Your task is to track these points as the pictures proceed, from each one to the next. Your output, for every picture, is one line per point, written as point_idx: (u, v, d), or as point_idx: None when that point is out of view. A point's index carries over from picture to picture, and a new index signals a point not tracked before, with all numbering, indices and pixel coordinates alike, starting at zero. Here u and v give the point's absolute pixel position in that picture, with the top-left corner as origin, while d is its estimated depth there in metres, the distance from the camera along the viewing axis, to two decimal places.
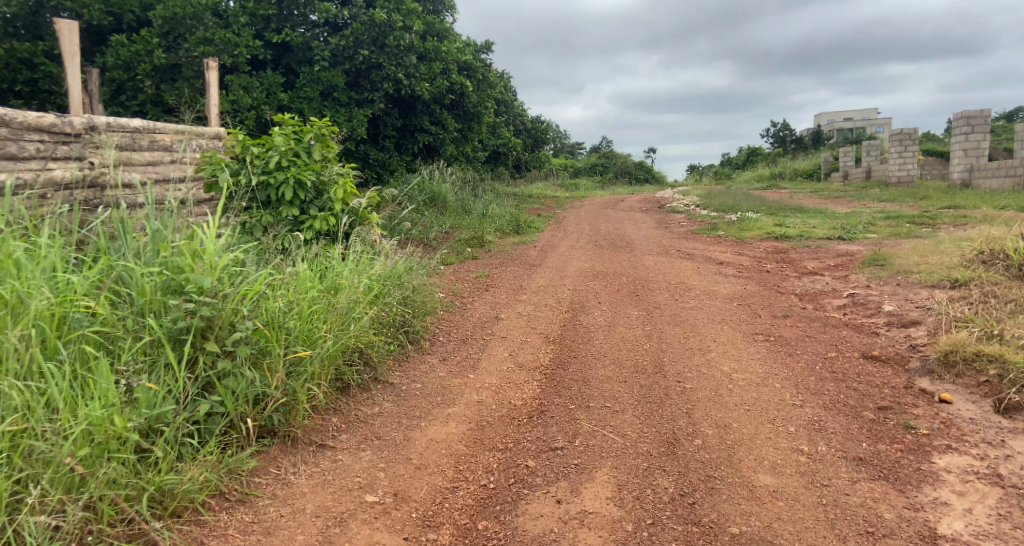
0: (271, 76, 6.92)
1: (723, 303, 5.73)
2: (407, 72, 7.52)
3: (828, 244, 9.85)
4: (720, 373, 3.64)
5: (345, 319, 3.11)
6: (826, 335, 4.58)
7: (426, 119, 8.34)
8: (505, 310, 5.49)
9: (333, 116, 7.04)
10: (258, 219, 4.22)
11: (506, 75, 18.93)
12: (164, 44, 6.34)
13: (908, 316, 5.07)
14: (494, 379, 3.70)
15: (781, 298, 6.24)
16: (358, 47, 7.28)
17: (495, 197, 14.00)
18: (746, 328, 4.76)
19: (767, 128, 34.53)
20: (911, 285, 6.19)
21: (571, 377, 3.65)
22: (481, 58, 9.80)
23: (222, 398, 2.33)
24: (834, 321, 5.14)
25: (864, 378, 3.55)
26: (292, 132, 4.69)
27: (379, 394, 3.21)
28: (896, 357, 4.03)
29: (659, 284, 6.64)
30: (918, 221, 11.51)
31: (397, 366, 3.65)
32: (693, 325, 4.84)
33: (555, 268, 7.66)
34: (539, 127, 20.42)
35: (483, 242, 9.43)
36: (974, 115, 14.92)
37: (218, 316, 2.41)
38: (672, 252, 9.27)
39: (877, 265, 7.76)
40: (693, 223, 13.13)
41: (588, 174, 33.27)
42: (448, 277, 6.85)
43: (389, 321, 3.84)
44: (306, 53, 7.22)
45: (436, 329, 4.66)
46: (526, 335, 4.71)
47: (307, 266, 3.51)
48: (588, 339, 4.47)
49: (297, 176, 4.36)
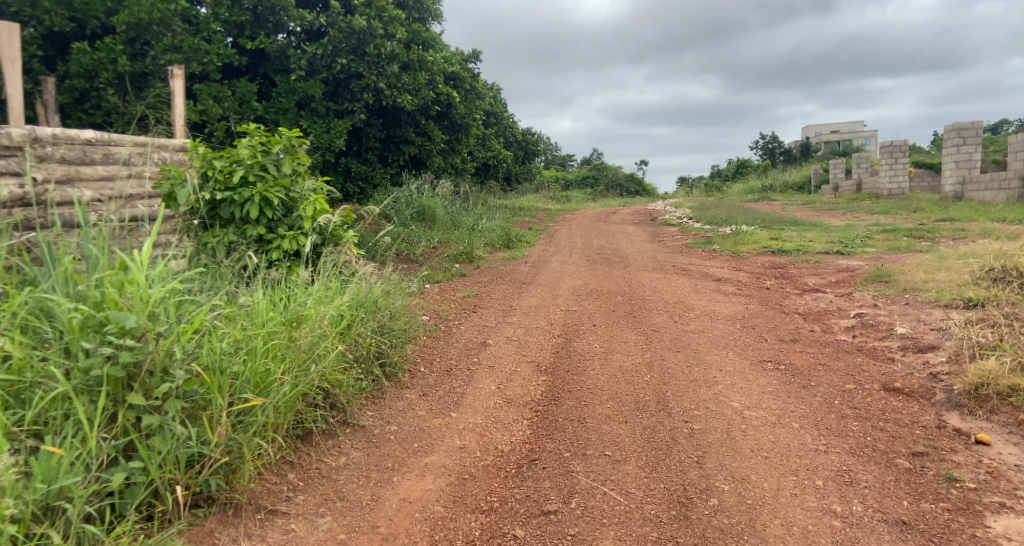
0: (244, 85, 6.60)
1: (725, 325, 5.37)
2: (389, 81, 7.18)
3: (827, 259, 9.55)
4: (730, 410, 3.28)
5: (308, 357, 2.73)
6: (839, 362, 4.24)
7: (411, 130, 7.99)
8: (493, 334, 5.12)
9: (309, 127, 6.80)
10: (219, 239, 3.96)
11: (496, 86, 18.68)
12: (129, 51, 5.99)
13: (924, 341, 4.73)
14: (479, 418, 3.32)
15: (785, 319, 5.90)
16: (335, 55, 6.88)
17: (484, 209, 13.67)
18: (751, 354, 4.42)
19: (757, 140, 34.56)
20: (922, 305, 5.86)
21: (565, 416, 3.28)
22: (468, 67, 9.50)
23: (143, 463, 1.95)
24: (845, 345, 4.80)
25: (891, 416, 3.20)
26: (260, 144, 4.38)
27: (347, 442, 2.83)
28: (920, 388, 3.68)
29: (657, 303, 6.28)
30: (914, 235, 11.27)
31: (370, 406, 3.27)
32: (696, 352, 4.48)
33: (546, 286, 7.32)
34: (529, 139, 20.13)
35: (472, 258, 9.08)
36: (966, 127, 14.80)
37: (147, 361, 2.03)
38: (667, 268, 8.95)
39: (881, 281, 7.47)
40: (686, 236, 12.82)
41: (579, 187, 33.06)
42: (433, 297, 6.48)
43: (362, 354, 3.46)
44: (281, 61, 6.90)
45: (417, 358, 4.28)
46: (516, 363, 4.34)
47: (269, 294, 3.14)
48: (583, 369, 4.10)
49: (263, 193, 4.06)
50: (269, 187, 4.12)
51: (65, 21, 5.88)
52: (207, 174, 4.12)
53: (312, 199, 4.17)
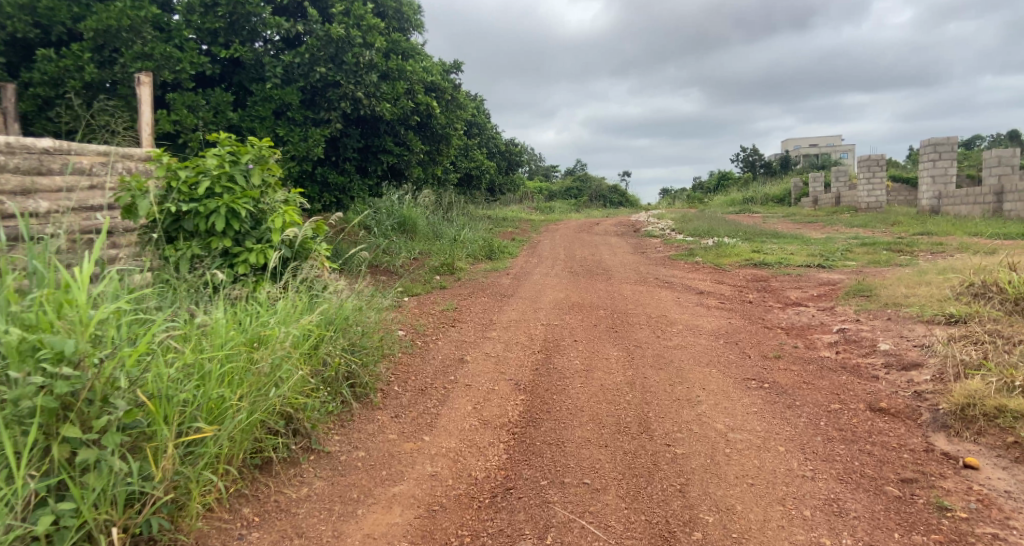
0: (219, 94, 6.40)
1: (708, 340, 5.28)
2: (368, 90, 7.03)
3: (808, 273, 9.54)
4: (714, 432, 3.18)
5: (268, 380, 2.60)
6: (823, 380, 4.15)
7: (390, 140, 7.85)
8: (471, 350, 4.98)
9: (285, 136, 6.62)
10: (182, 254, 3.81)
11: (478, 97, 18.63)
12: (97, 59, 5.84)
13: (908, 358, 4.67)
14: (453, 442, 3.19)
15: (768, 334, 5.83)
16: (313, 64, 6.75)
17: (467, 220, 13.55)
18: (735, 372, 4.32)
19: (738, 153, 34.92)
20: (903, 320, 5.82)
21: (543, 439, 3.15)
22: (449, 77, 9.40)
23: (76, 504, 1.80)
24: (829, 362, 4.73)
25: (877, 439, 3.11)
26: (227, 154, 4.23)
27: (311, 471, 2.69)
28: (905, 408, 3.61)
29: (639, 317, 6.19)
30: (893, 248, 11.35)
31: (337, 430, 3.14)
32: (678, 369, 4.37)
33: (527, 299, 7.20)
34: (511, 149, 20.07)
35: (453, 269, 8.95)
36: (941, 142, 15.02)
37: (85, 390, 1.88)
38: (649, 280, 8.89)
39: (862, 295, 7.45)
40: (669, 248, 12.78)
41: (562, 197, 33.08)
42: (410, 310, 6.33)
43: (329, 375, 3.33)
44: (256, 69, 6.73)
45: (391, 376, 4.13)
46: (494, 381, 4.20)
47: (231, 312, 2.99)
48: (563, 387, 3.97)
49: (230, 204, 3.91)
50: (236, 198, 3.96)
51: (29, 27, 5.70)
52: (171, 184, 3.96)
53: (282, 210, 4.01)
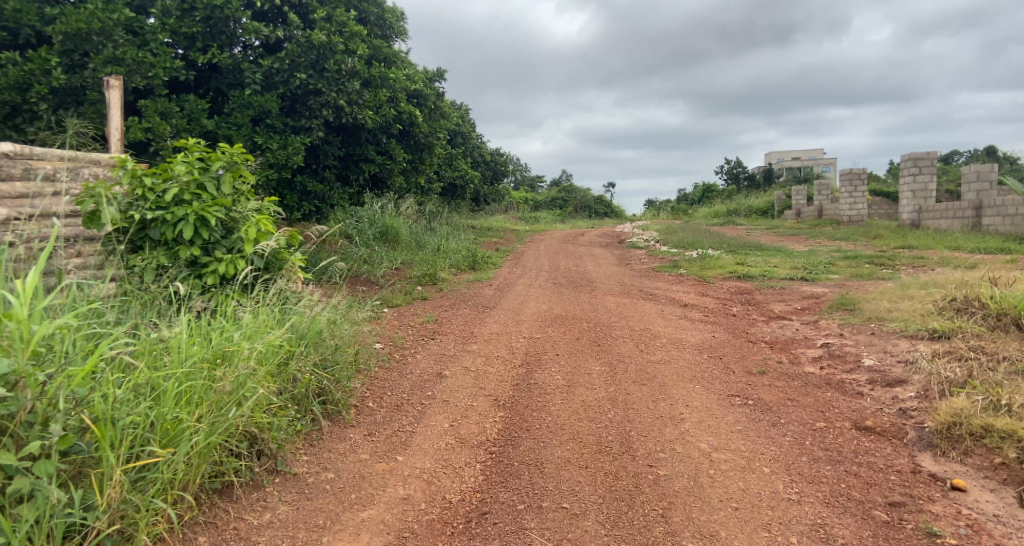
0: (193, 101, 6.25)
1: (691, 355, 5.21)
2: (349, 98, 6.93)
3: (791, 286, 9.53)
4: (697, 451, 3.09)
5: (229, 399, 2.51)
6: (808, 397, 4.08)
7: (371, 149, 7.74)
8: (451, 364, 4.86)
9: (266, 144, 6.48)
10: (148, 264, 3.69)
11: (464, 106, 18.58)
12: (66, 63, 5.72)
13: (892, 374, 4.62)
14: (427, 462, 3.09)
15: (752, 348, 5.76)
16: (293, 70, 6.65)
17: (451, 229, 13.42)
18: (719, 388, 4.24)
19: (722, 165, 35.20)
20: (887, 335, 5.79)
21: (521, 459, 3.05)
22: (433, 86, 9.31)
23: (9, 536, 1.76)
24: (813, 378, 4.66)
25: (864, 459, 3.04)
26: (198, 160, 4.10)
27: (275, 495, 2.59)
28: (891, 427, 3.54)
29: (622, 330, 6.10)
30: (875, 262, 11.41)
31: (306, 449, 3.03)
32: (661, 385, 4.28)
33: (510, 311, 7.10)
34: (497, 159, 20.00)
35: (435, 280, 8.82)
36: (921, 157, 15.19)
37: (21, 412, 1.88)
38: (633, 292, 8.82)
39: (846, 309, 7.43)
40: (654, 260, 12.75)
41: (548, 207, 33.07)
42: (389, 323, 6.20)
43: (298, 392, 3.22)
44: (234, 75, 6.61)
45: (366, 392, 4.00)
46: (472, 397, 4.08)
47: (194, 326, 2.88)
48: (543, 404, 3.86)
49: (200, 212, 3.78)
50: (207, 206, 3.83)
51: None
52: (138, 192, 3.82)
53: (255, 218, 3.89)
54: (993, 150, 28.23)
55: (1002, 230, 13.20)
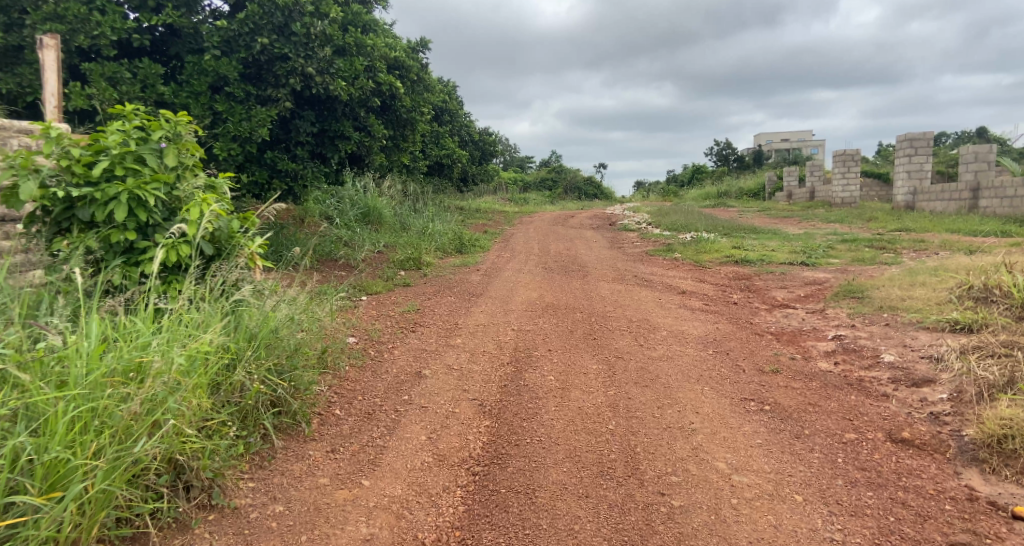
0: (148, 65, 5.75)
1: (696, 350, 4.77)
2: (320, 67, 6.37)
3: (791, 271, 9.10)
4: (715, 474, 2.65)
5: (141, 423, 2.06)
6: (831, 401, 3.63)
7: (349, 124, 7.11)
8: (432, 361, 4.36)
9: (225, 113, 5.99)
10: (73, 248, 3.16)
11: (450, 83, 17.92)
12: (3, 20, 5.22)
13: (918, 373, 4.19)
14: (398, 488, 2.62)
15: (760, 342, 5.32)
16: (256, 34, 6.06)
17: (437, 210, 12.85)
18: (729, 391, 3.78)
19: (713, 147, 34.70)
20: (904, 327, 5.36)
21: (508, 485, 2.60)
22: (415, 56, 8.70)
23: None
24: (832, 376, 4.22)
25: (910, 483, 2.61)
26: (136, 130, 3.56)
27: (204, 539, 2.14)
28: (930, 437, 3.10)
29: (618, 321, 5.64)
30: (875, 245, 11.00)
31: (254, 474, 2.57)
32: (666, 388, 3.82)
33: (497, 299, 6.61)
34: (486, 139, 19.36)
35: (419, 264, 8.28)
36: (917, 138, 14.76)
37: None
38: (628, 278, 8.37)
39: (854, 296, 7.01)
40: (646, 243, 12.28)
41: (537, 189, 32.48)
42: (367, 313, 5.70)
43: (245, 403, 2.73)
44: (194, 38, 6.03)
45: (332, 397, 3.51)
46: (454, 402, 3.61)
47: (110, 329, 2.39)
48: (535, 412, 3.39)
49: (134, 189, 3.25)
50: (144, 182, 3.31)
51: None
52: (63, 163, 3.26)
53: (201, 196, 3.36)
54: (983, 131, 27.97)
55: (999, 212, 12.87)
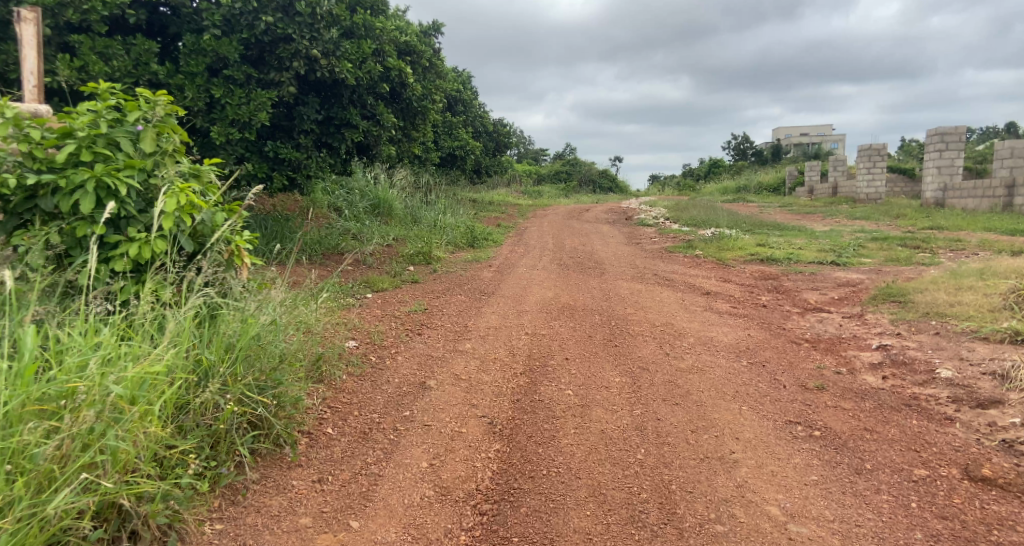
0: (142, 42, 5.40)
1: (728, 360, 4.33)
2: (324, 49, 6.02)
3: (822, 271, 8.60)
4: (767, 522, 2.25)
5: (70, 464, 1.72)
6: (890, 426, 3.18)
7: (356, 111, 6.68)
8: (438, 370, 3.96)
9: (223, 97, 5.65)
10: (32, 240, 2.78)
11: (464, 72, 17.50)
12: None
13: (983, 393, 3.71)
14: (392, 532, 2.23)
15: (798, 351, 4.85)
16: (258, 12, 5.71)
17: (449, 203, 12.44)
18: (771, 412, 3.35)
19: (732, 141, 33.98)
20: (957, 337, 4.87)
21: (522, 534, 2.22)
22: (427, 41, 8.29)
23: None
24: (885, 394, 3.75)
25: (1003, 539, 2.20)
26: (111, 111, 3.19)
27: None
28: (1015, 475, 2.64)
29: (640, 326, 5.22)
30: (908, 244, 10.45)
31: (224, 514, 2.19)
32: (699, 406, 3.39)
33: (510, 298, 6.20)
34: (500, 130, 18.88)
35: (429, 259, 7.91)
36: (948, 132, 14.07)
37: None
38: (648, 276, 7.93)
39: (894, 300, 6.51)
40: (665, 239, 11.80)
41: (552, 181, 31.92)
42: (371, 313, 5.32)
43: (217, 427, 2.35)
44: (193, 16, 5.67)
45: (324, 413, 3.11)
46: (462, 420, 3.21)
47: (48, 344, 2.02)
48: (552, 435, 2.99)
49: (104, 176, 2.87)
50: (116, 169, 2.94)
51: None
52: (23, 146, 2.89)
53: (179, 185, 2.96)
54: (1012, 125, 27.11)
55: None
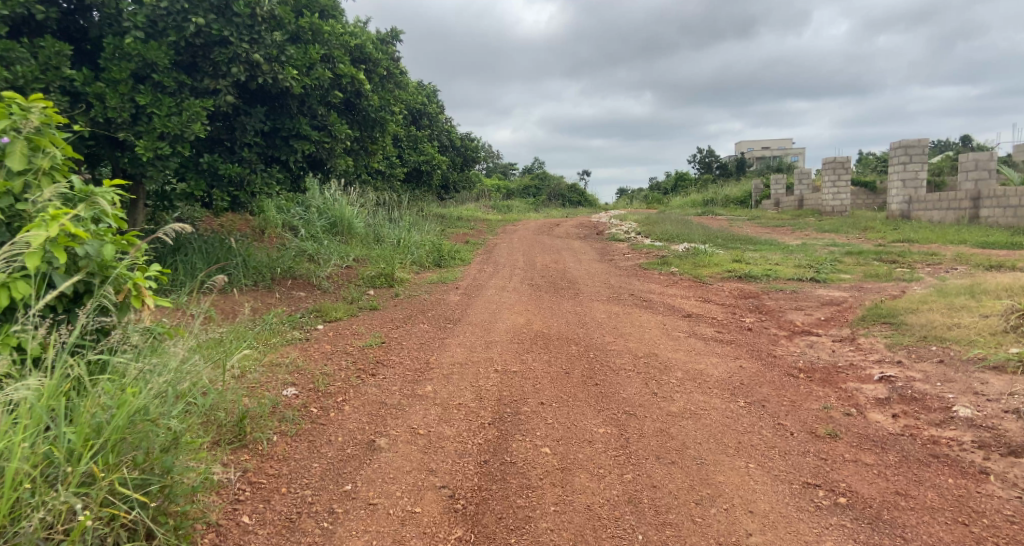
0: (53, 44, 4.71)
1: (725, 401, 3.82)
2: (267, 54, 5.44)
3: (802, 289, 8.23)
4: None
5: None
6: (925, 488, 2.70)
7: (305, 122, 6.05)
8: (392, 423, 3.33)
9: (149, 106, 4.97)
10: None
11: (428, 85, 16.97)
12: None
13: (1014, 438, 3.26)
14: None
15: (797, 386, 4.37)
16: (190, 12, 5.09)
17: (413, 219, 11.82)
18: (785, 471, 2.83)
19: (697, 154, 34.12)
20: (964, 367, 4.46)
21: None
22: (383, 47, 7.75)
23: None
24: (907, 443, 3.27)
25: None
26: None
27: None
28: None
29: (622, 358, 4.69)
30: (883, 258, 10.21)
31: None
32: (700, 466, 2.85)
33: (476, 326, 5.61)
34: (468, 144, 18.03)
35: (390, 282, 7.27)
36: (912, 144, 14.02)
37: None
38: (624, 297, 7.44)
39: (884, 322, 6.11)
40: (638, 255, 11.37)
41: (520, 196, 31.47)
42: (317, 350, 4.66)
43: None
44: (115, 18, 5.02)
45: (241, 496, 2.50)
46: (417, 494, 2.61)
47: None
48: (528, 515, 2.44)
49: None
50: None
51: None
52: None
53: (49, 213, 2.31)
54: (966, 138, 27.75)
55: (1003, 223, 12.20)
